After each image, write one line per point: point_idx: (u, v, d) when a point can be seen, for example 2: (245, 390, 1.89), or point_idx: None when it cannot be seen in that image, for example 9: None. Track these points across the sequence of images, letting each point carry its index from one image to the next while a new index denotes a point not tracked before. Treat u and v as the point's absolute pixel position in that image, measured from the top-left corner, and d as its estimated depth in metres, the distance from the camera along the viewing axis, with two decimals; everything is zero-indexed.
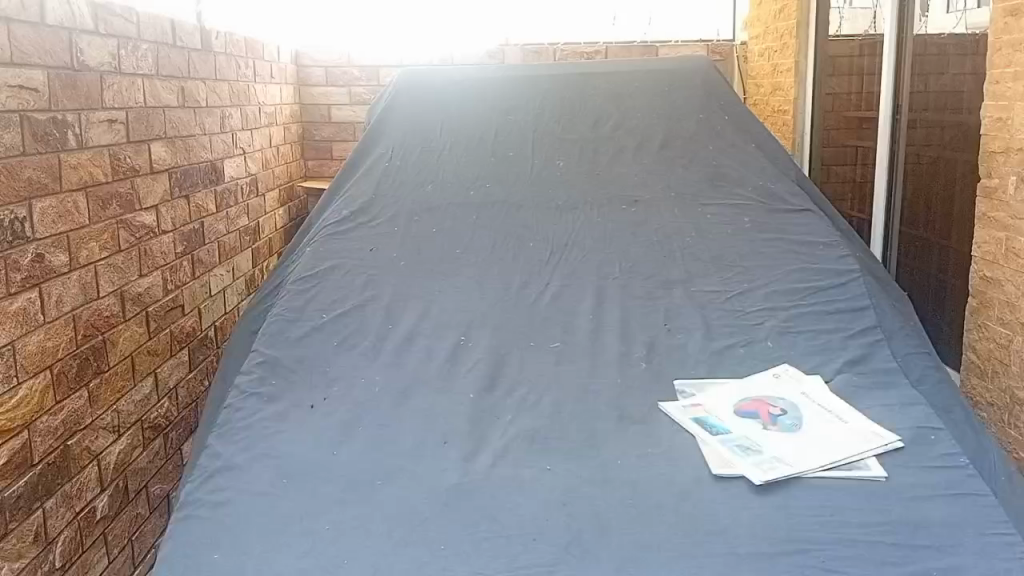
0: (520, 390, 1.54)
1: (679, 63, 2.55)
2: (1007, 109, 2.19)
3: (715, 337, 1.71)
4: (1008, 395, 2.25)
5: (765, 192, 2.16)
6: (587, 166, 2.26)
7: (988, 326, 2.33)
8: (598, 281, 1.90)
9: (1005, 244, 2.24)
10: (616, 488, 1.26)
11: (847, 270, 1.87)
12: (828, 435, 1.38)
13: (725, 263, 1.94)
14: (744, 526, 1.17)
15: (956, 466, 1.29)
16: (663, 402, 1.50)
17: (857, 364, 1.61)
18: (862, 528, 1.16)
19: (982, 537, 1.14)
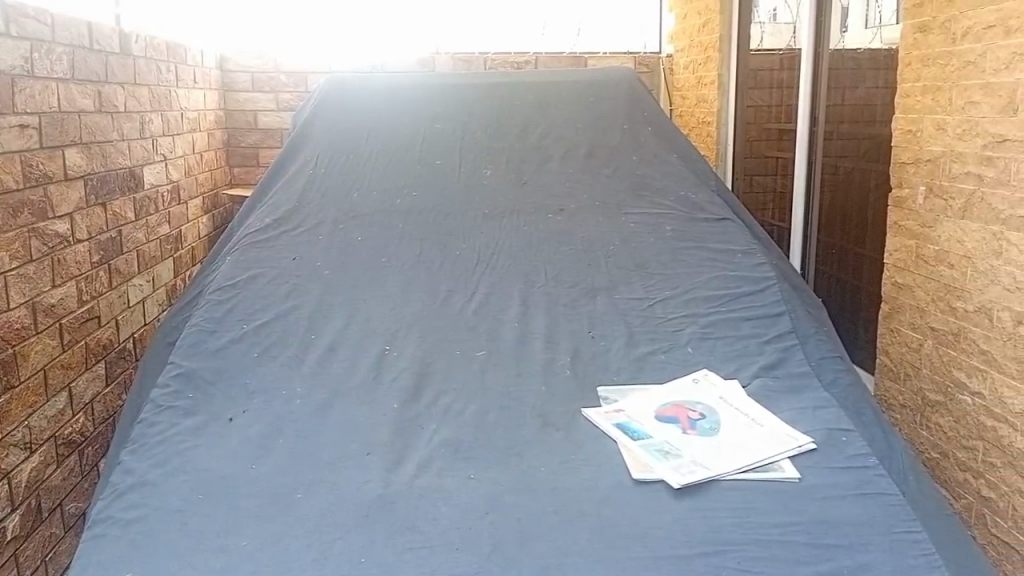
0: (444, 399, 1.54)
1: (604, 74, 2.59)
2: (917, 122, 2.28)
3: (637, 343, 1.73)
4: (919, 396, 2.35)
5: (687, 202, 2.20)
6: (514, 174, 2.27)
7: (899, 330, 2.43)
8: (523, 289, 1.91)
9: (915, 251, 2.33)
10: (539, 495, 1.27)
11: (765, 277, 1.92)
12: (744, 438, 1.41)
13: (647, 271, 1.97)
14: (663, 530, 1.19)
15: (867, 466, 1.33)
16: (586, 409, 1.51)
17: (774, 369, 1.65)
18: (777, 528, 1.19)
19: (890, 535, 1.19)
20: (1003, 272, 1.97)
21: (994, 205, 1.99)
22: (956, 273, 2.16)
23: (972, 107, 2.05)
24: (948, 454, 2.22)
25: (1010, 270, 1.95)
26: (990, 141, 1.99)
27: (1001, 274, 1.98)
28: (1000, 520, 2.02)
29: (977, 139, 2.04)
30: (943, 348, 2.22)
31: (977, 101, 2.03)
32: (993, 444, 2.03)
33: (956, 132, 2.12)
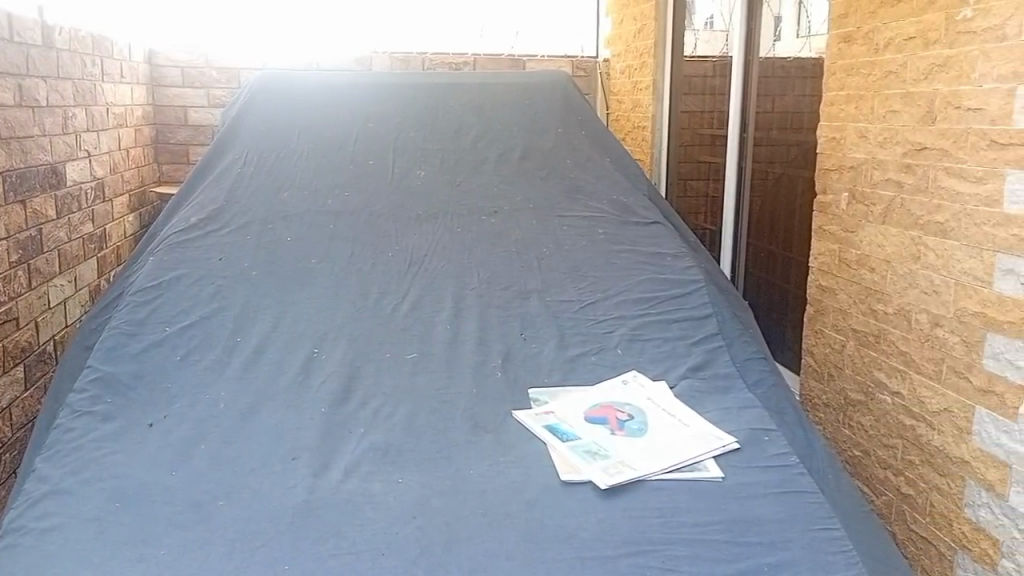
0: (373, 402, 1.52)
1: (538, 77, 2.60)
2: (841, 129, 2.35)
3: (568, 345, 1.74)
4: (842, 396, 2.42)
5: (619, 205, 2.23)
6: (448, 176, 2.27)
7: (823, 332, 2.50)
8: (456, 290, 1.90)
9: (838, 255, 2.40)
10: (467, 497, 1.26)
11: (693, 280, 1.96)
12: (670, 438, 1.43)
13: (579, 273, 1.99)
14: (589, 530, 1.20)
15: (788, 465, 1.37)
16: (516, 411, 1.51)
17: (700, 370, 1.68)
18: (701, 527, 1.21)
19: (809, 532, 1.22)
20: (921, 276, 2.04)
21: (913, 211, 2.06)
22: (876, 276, 2.23)
23: (893, 116, 2.12)
24: (870, 451, 2.30)
25: (927, 274, 2.02)
26: (909, 149, 2.06)
27: (918, 277, 2.05)
28: (919, 516, 2.09)
29: (897, 147, 2.12)
30: (864, 350, 2.30)
31: (898, 110, 2.10)
32: (911, 442, 2.11)
33: (877, 140, 2.19)
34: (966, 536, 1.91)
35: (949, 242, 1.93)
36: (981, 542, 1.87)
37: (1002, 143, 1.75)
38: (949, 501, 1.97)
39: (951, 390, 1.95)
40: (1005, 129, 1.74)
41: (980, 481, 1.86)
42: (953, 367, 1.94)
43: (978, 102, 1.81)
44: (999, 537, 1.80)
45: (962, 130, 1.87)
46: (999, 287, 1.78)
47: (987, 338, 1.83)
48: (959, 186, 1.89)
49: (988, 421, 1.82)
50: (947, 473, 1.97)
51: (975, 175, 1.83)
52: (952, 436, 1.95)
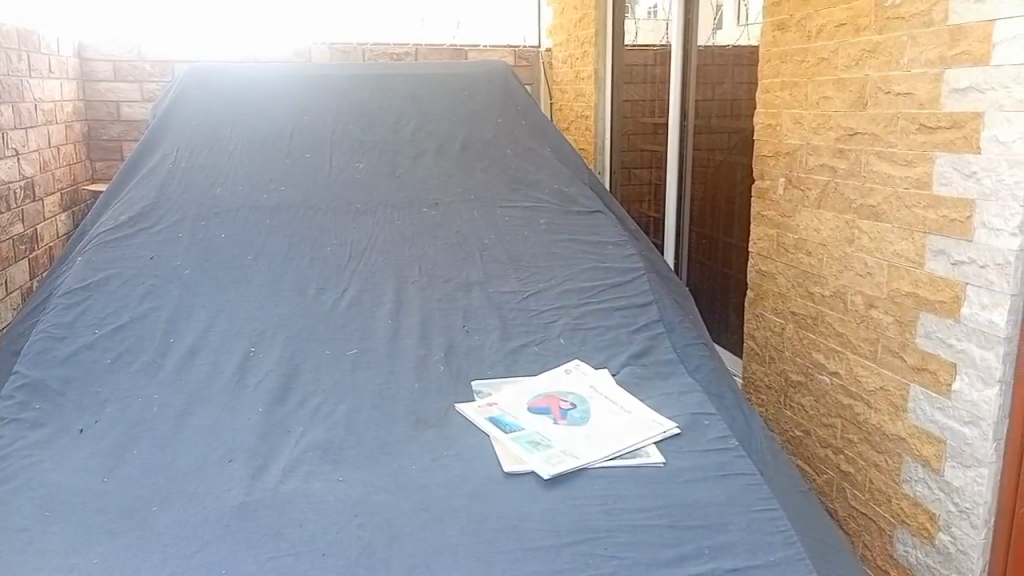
0: (313, 400, 1.50)
1: (477, 67, 2.58)
2: (776, 116, 2.39)
3: (511, 336, 1.74)
4: (783, 378, 2.47)
5: (560, 195, 2.23)
6: (387, 168, 2.24)
7: (764, 316, 2.55)
8: (397, 283, 1.88)
9: (776, 239, 2.45)
10: (409, 493, 1.25)
11: (634, 268, 1.97)
12: (612, 426, 1.44)
13: (521, 264, 1.99)
14: (532, 521, 1.20)
15: (728, 449, 1.39)
16: (459, 403, 1.50)
17: (642, 357, 1.69)
18: (642, 513, 1.22)
19: (748, 513, 1.24)
20: (855, 259, 2.09)
21: (847, 195, 2.10)
22: (813, 260, 2.27)
23: (826, 102, 2.16)
24: (810, 431, 2.35)
25: (861, 256, 2.07)
26: (842, 134, 2.10)
27: (853, 260, 2.10)
28: (859, 493, 2.14)
29: (830, 133, 2.15)
30: (803, 332, 2.34)
31: (830, 96, 2.14)
32: (850, 421, 2.15)
33: (811, 126, 2.23)
34: (904, 511, 1.97)
35: (881, 225, 1.98)
36: (919, 517, 1.92)
37: (930, 126, 1.79)
38: (888, 477, 2.02)
39: (886, 369, 2.00)
40: (933, 112, 1.78)
41: (916, 457, 1.91)
42: (888, 346, 1.99)
43: (908, 86, 1.85)
44: (936, 511, 1.85)
45: (892, 115, 1.91)
46: (930, 267, 1.83)
47: (919, 318, 1.87)
48: (890, 170, 1.93)
49: (922, 398, 1.87)
50: (885, 450, 2.02)
51: (906, 158, 1.87)
52: (888, 414, 2.00)
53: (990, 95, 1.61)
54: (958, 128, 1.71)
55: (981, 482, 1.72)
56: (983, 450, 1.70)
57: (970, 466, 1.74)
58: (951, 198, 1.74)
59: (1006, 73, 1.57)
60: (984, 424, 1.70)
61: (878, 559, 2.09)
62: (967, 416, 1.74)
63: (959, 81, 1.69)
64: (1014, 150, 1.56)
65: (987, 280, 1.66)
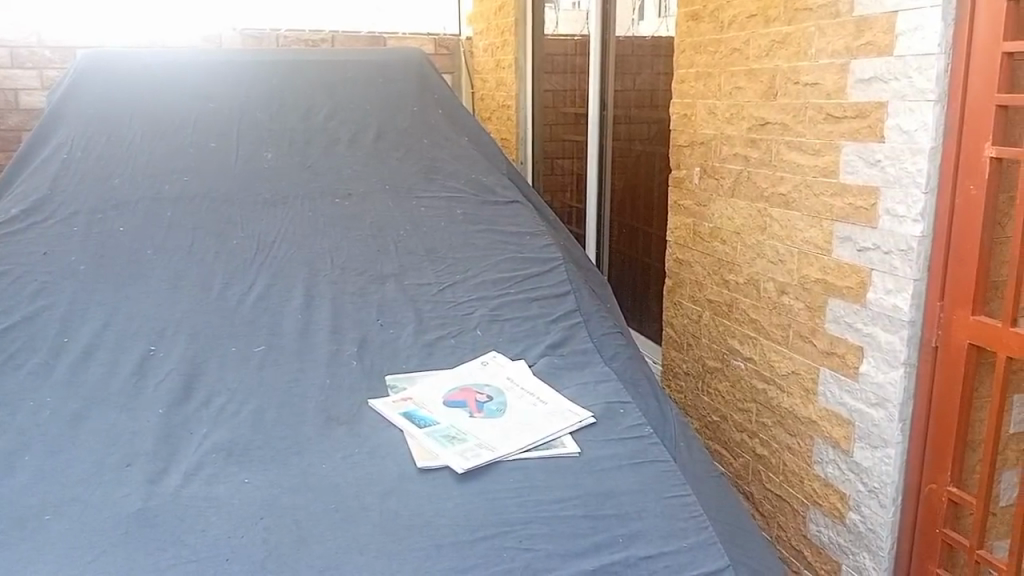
0: (217, 399, 1.44)
1: (392, 54, 2.54)
2: (691, 106, 2.43)
3: (426, 329, 1.71)
4: (701, 364, 2.51)
5: (477, 185, 2.20)
6: (297, 157, 2.17)
7: (682, 304, 2.59)
8: (308, 277, 1.83)
9: (693, 228, 2.49)
10: (318, 493, 1.21)
11: (551, 258, 1.97)
12: (528, 417, 1.43)
13: (437, 255, 1.96)
14: (446, 516, 1.18)
15: (641, 438, 1.40)
16: (373, 398, 1.47)
17: (559, 347, 1.69)
18: (557, 504, 1.22)
19: (661, 501, 1.26)
20: (767, 247, 2.13)
21: (759, 184, 2.14)
22: (727, 248, 2.31)
23: (738, 92, 2.19)
24: (726, 416, 2.39)
25: (773, 244, 2.11)
26: (753, 124, 2.14)
27: (765, 247, 2.14)
28: (773, 476, 2.19)
29: (742, 123, 2.19)
30: (718, 319, 2.39)
31: (742, 86, 2.17)
32: (764, 405, 2.20)
33: (725, 116, 2.26)
34: (816, 492, 2.02)
35: (792, 213, 2.02)
36: (830, 497, 1.97)
37: (837, 116, 1.83)
38: (800, 460, 2.07)
39: (798, 354, 2.05)
40: (839, 103, 1.82)
41: (826, 439, 1.96)
42: (799, 332, 2.04)
43: (815, 77, 1.89)
44: (846, 491, 1.91)
45: (801, 105, 1.95)
46: (837, 254, 1.87)
47: (828, 303, 1.92)
48: (799, 159, 1.97)
49: (832, 381, 1.92)
50: (797, 433, 2.07)
51: (814, 147, 1.91)
52: (800, 398, 2.05)
53: (893, 85, 1.65)
54: (863, 118, 1.75)
55: (888, 462, 1.78)
56: (890, 431, 1.76)
57: (878, 447, 1.80)
58: (857, 186, 1.78)
59: (907, 63, 1.61)
60: (890, 406, 1.75)
61: (792, 539, 2.14)
62: (874, 398, 1.79)
63: (864, 71, 1.73)
64: (916, 139, 1.61)
65: (891, 266, 1.71)
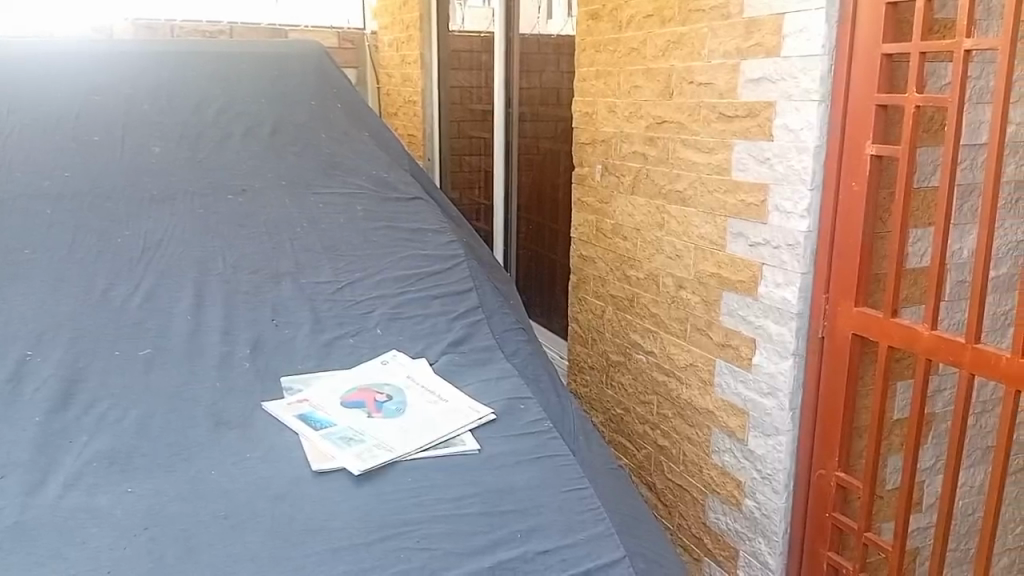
0: (99, 406, 1.38)
1: (292, 49, 2.49)
2: (592, 105, 2.46)
3: (324, 328, 1.68)
4: (605, 358, 2.55)
5: (378, 181, 2.17)
6: (187, 152, 2.10)
7: (586, 299, 2.63)
8: (199, 276, 1.77)
9: (595, 225, 2.52)
10: (207, 500, 1.17)
11: (453, 255, 1.96)
12: (428, 415, 1.42)
13: (336, 253, 1.92)
14: (341, 519, 1.16)
15: (540, 433, 1.41)
16: (267, 401, 1.43)
17: (460, 345, 1.69)
18: (456, 502, 1.22)
19: (560, 494, 1.28)
20: (665, 243, 2.18)
21: (657, 181, 2.19)
22: (628, 244, 2.35)
23: (636, 91, 2.23)
24: (630, 409, 2.44)
25: (671, 240, 2.15)
26: (651, 122, 2.18)
27: (663, 243, 2.19)
28: (674, 466, 2.24)
29: (641, 121, 2.23)
30: (621, 314, 2.43)
31: (640, 85, 2.21)
32: (665, 397, 2.25)
33: (624, 114, 2.30)
34: (713, 480, 2.08)
35: (688, 209, 2.07)
36: (727, 485, 2.03)
37: (729, 115, 1.88)
38: (699, 449, 2.13)
39: (695, 346, 2.10)
40: (731, 102, 1.87)
41: (723, 428, 2.01)
42: (696, 325, 2.09)
43: (708, 77, 1.94)
44: (742, 478, 1.97)
45: (695, 104, 2.00)
46: (731, 249, 1.93)
47: (723, 296, 1.97)
48: (694, 157, 2.03)
49: (727, 372, 1.98)
50: (696, 424, 2.12)
51: (708, 146, 1.97)
52: (698, 389, 2.10)
53: (781, 85, 1.71)
54: (753, 117, 1.80)
55: (780, 449, 1.84)
56: (781, 420, 1.83)
57: (770, 435, 1.86)
58: (748, 183, 1.84)
59: (793, 64, 1.67)
60: (780, 395, 1.81)
61: (691, 528, 2.20)
62: (766, 387, 1.85)
63: (753, 71, 1.78)
64: (802, 137, 1.67)
65: (781, 260, 1.77)
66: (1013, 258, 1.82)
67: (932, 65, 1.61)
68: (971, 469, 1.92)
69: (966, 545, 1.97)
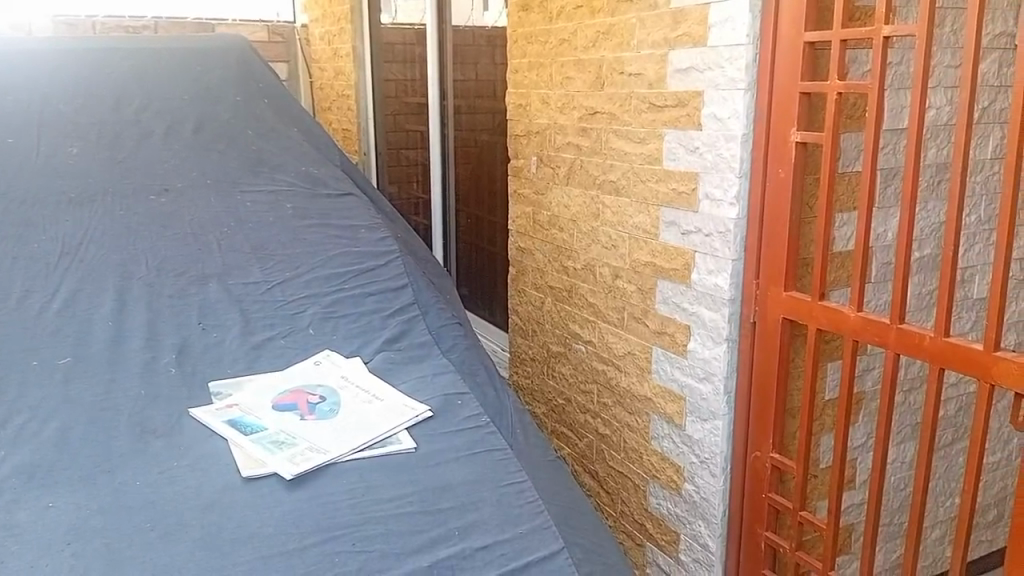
0: (17, 419, 1.33)
1: (217, 43, 2.44)
2: (525, 96, 2.46)
3: (253, 330, 1.65)
4: (545, 349, 2.55)
5: (307, 177, 2.13)
6: (107, 152, 2.03)
7: (525, 291, 2.63)
8: (121, 281, 1.72)
9: (532, 216, 2.52)
10: (133, 512, 1.14)
11: (387, 251, 1.94)
12: (363, 415, 1.40)
13: (264, 252, 1.88)
14: (273, 525, 1.13)
15: (476, 428, 1.41)
16: (195, 408, 1.40)
17: (396, 342, 1.67)
18: (392, 502, 1.21)
19: (498, 489, 1.27)
20: (601, 233, 2.19)
21: (591, 171, 2.19)
22: (565, 235, 2.36)
23: (568, 83, 2.24)
24: (571, 399, 2.44)
25: (606, 230, 2.17)
26: (584, 113, 2.18)
27: (599, 233, 2.20)
28: (616, 454, 2.26)
29: (573, 112, 2.23)
30: (560, 304, 2.44)
31: (572, 76, 2.21)
32: (604, 386, 2.27)
33: (557, 106, 2.30)
34: (654, 466, 2.10)
35: (622, 199, 2.08)
36: (667, 470, 2.05)
37: (658, 105, 1.90)
38: (639, 436, 2.15)
39: (632, 335, 2.12)
40: (660, 92, 1.89)
41: (661, 414, 2.04)
42: (633, 313, 2.11)
43: (638, 67, 1.95)
44: (681, 463, 2.00)
45: (626, 95, 2.01)
46: (664, 237, 1.95)
47: (657, 284, 1.99)
48: (625, 147, 2.04)
49: (664, 359, 2.00)
50: (635, 411, 2.14)
51: (639, 136, 1.98)
52: (636, 376, 2.12)
53: (708, 75, 1.73)
54: (681, 106, 1.82)
55: (716, 433, 1.87)
56: (716, 404, 1.85)
57: (706, 419, 1.89)
58: (679, 172, 1.85)
59: (720, 53, 1.69)
60: (716, 380, 1.84)
61: (634, 514, 2.23)
62: (701, 372, 1.88)
63: (681, 61, 1.80)
64: (729, 126, 1.69)
65: (712, 247, 1.79)
66: (935, 239, 1.88)
67: (853, 52, 1.64)
68: (902, 446, 1.98)
69: (898, 520, 2.04)
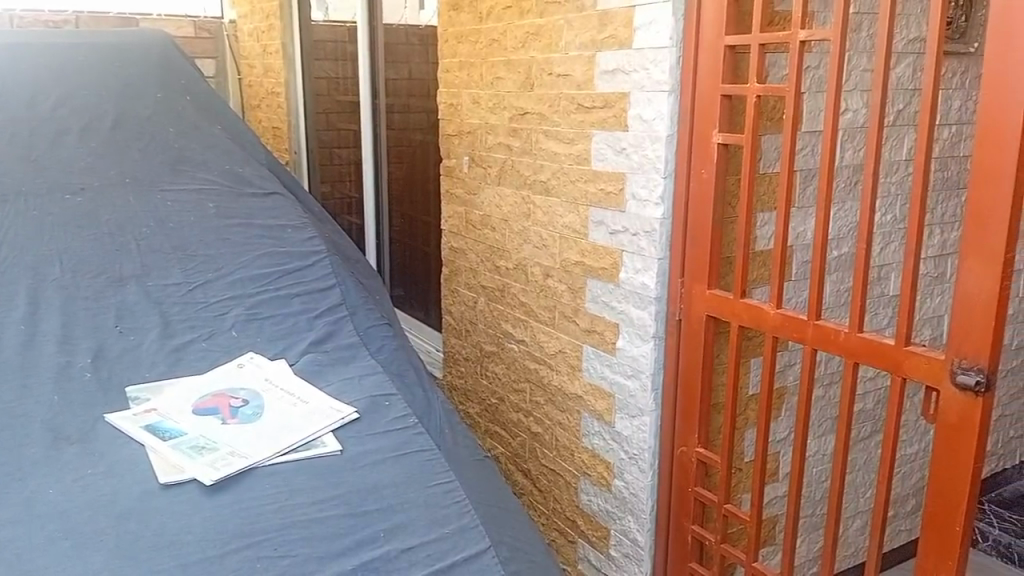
0: None
1: (138, 38, 2.38)
2: (456, 96, 2.45)
3: (174, 333, 1.61)
4: (479, 348, 2.56)
5: (232, 176, 2.09)
6: (20, 150, 1.96)
7: (458, 291, 2.63)
8: (35, 283, 1.66)
9: (465, 216, 2.52)
10: (43, 521, 1.10)
11: (314, 252, 1.91)
12: (287, 418, 1.38)
13: (187, 253, 1.84)
14: (192, 532, 1.11)
15: (403, 429, 1.40)
16: (111, 414, 1.36)
17: (322, 344, 1.65)
18: (317, 505, 1.19)
19: (424, 490, 1.27)
20: (532, 233, 2.20)
21: (522, 171, 2.20)
22: (496, 235, 2.36)
23: (498, 82, 2.24)
24: (504, 398, 2.45)
25: (537, 230, 2.18)
26: (514, 113, 2.19)
27: (530, 233, 2.21)
28: (548, 452, 2.28)
29: (504, 112, 2.24)
30: (492, 304, 2.44)
31: (502, 76, 2.22)
32: (536, 384, 2.28)
33: (488, 105, 2.31)
34: (585, 463, 2.12)
35: (552, 200, 2.10)
36: (597, 467, 2.08)
37: (586, 106, 1.92)
38: (570, 433, 2.17)
39: (563, 333, 2.14)
40: (588, 93, 1.91)
41: (592, 411, 2.06)
42: (563, 312, 2.12)
43: (566, 68, 1.97)
44: (610, 460, 2.02)
45: (555, 95, 2.02)
46: (592, 237, 1.97)
47: (587, 283, 2.01)
48: (555, 147, 2.05)
49: (594, 357, 2.02)
50: (566, 409, 2.17)
51: (568, 137, 2.00)
52: (567, 374, 2.14)
53: (634, 77, 1.75)
54: (609, 107, 1.84)
55: (644, 429, 1.90)
56: (645, 400, 1.88)
57: (635, 416, 1.92)
58: (607, 172, 1.88)
59: (645, 56, 1.72)
60: (643, 376, 1.87)
61: (566, 511, 2.24)
62: (629, 370, 1.91)
63: (608, 63, 1.82)
64: (654, 127, 1.72)
65: (639, 247, 1.82)
66: (851, 238, 1.94)
67: (772, 56, 1.69)
68: (822, 438, 2.05)
69: (819, 510, 2.10)
